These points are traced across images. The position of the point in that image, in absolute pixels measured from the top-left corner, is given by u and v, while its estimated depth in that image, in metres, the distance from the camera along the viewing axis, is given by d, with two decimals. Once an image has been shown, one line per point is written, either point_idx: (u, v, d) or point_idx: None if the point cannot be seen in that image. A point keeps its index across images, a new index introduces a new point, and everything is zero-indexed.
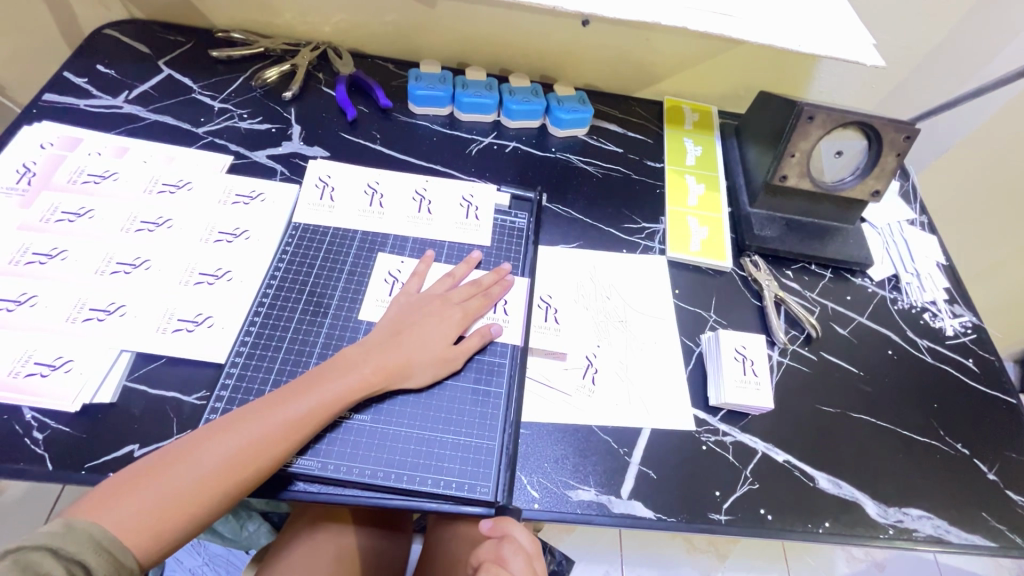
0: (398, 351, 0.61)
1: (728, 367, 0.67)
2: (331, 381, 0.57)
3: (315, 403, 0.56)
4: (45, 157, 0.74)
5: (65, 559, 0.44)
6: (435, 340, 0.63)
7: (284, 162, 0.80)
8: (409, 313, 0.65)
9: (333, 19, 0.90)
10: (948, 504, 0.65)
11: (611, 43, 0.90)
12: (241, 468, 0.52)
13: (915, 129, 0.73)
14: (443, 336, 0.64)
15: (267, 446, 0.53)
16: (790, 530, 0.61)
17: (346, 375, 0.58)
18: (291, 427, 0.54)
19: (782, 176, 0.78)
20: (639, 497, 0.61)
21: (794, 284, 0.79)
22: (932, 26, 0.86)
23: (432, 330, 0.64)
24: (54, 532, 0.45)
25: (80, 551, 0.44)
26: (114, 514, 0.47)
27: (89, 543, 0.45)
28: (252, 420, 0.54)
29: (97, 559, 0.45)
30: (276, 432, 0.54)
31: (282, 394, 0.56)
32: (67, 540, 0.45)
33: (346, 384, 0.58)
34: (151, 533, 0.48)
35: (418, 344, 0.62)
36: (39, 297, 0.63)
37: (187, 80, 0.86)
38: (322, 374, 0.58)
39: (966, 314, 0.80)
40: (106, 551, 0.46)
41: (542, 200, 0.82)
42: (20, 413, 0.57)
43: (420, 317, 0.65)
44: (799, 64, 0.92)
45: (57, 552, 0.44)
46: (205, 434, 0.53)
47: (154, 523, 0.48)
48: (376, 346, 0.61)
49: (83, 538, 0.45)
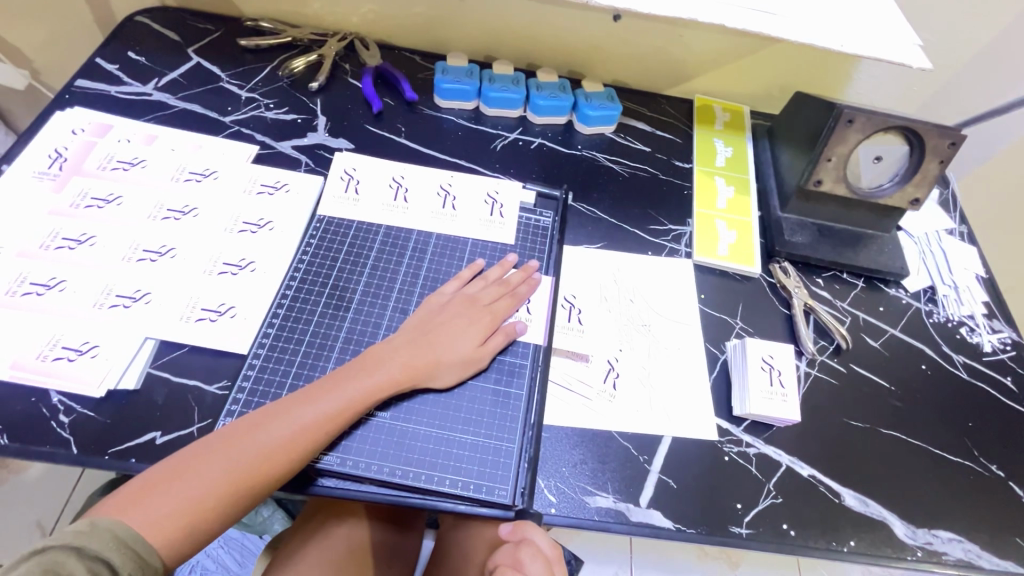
0: (423, 350, 0.61)
1: (755, 378, 0.65)
2: (357, 379, 0.57)
3: (341, 402, 0.56)
4: (76, 143, 0.74)
5: (88, 559, 0.44)
6: (462, 342, 0.63)
7: (309, 153, 0.80)
8: (440, 315, 0.65)
9: (361, 10, 0.90)
10: (981, 528, 0.62)
11: (641, 38, 0.88)
12: (268, 467, 0.52)
13: (960, 135, 0.70)
14: (471, 336, 0.63)
15: (294, 446, 0.53)
16: (813, 547, 0.59)
17: (374, 375, 0.58)
18: (317, 426, 0.54)
19: (816, 181, 0.76)
20: (657, 507, 0.59)
21: (824, 293, 0.77)
22: (982, 28, 0.83)
23: (460, 332, 0.63)
24: (79, 531, 0.45)
25: (103, 550, 0.45)
26: (143, 513, 0.47)
27: (113, 541, 0.45)
28: (279, 419, 0.54)
29: (122, 557, 0.45)
30: (303, 431, 0.53)
31: (308, 391, 0.56)
32: (90, 539, 0.45)
33: (374, 382, 0.57)
34: (179, 531, 0.48)
35: (446, 346, 0.62)
36: (67, 282, 0.64)
37: (215, 68, 0.86)
38: (349, 370, 0.58)
39: (1005, 330, 0.77)
40: (129, 548, 0.46)
41: (567, 199, 0.81)
42: (47, 396, 0.57)
43: (448, 318, 0.64)
44: (837, 65, 0.89)
45: (80, 551, 0.44)
46: (231, 432, 0.53)
47: (181, 521, 0.48)
48: (404, 345, 0.61)
49: (107, 537, 0.45)
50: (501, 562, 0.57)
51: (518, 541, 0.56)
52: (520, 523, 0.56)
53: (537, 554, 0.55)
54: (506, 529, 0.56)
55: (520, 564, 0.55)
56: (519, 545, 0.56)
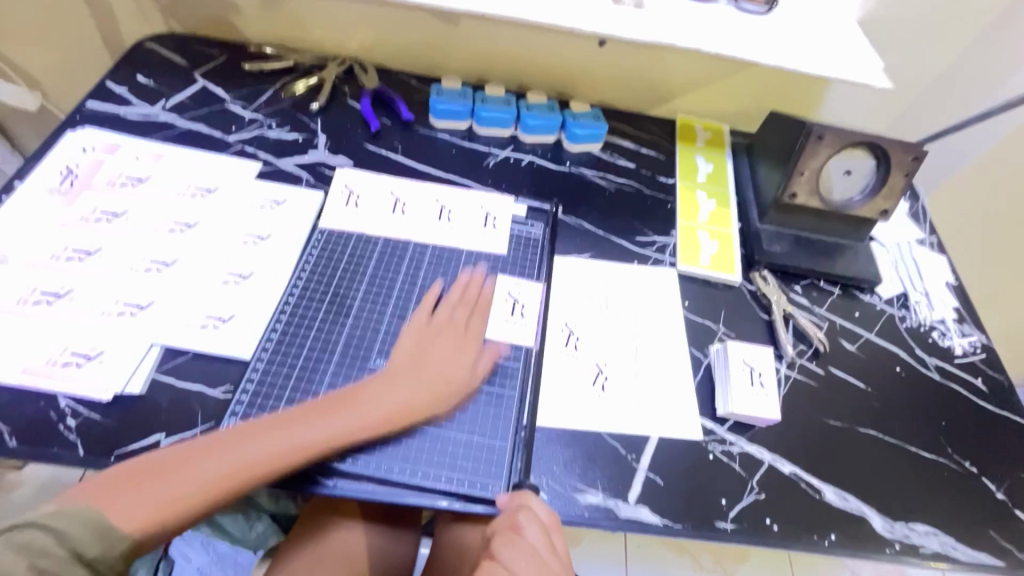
0: (420, 380, 0.63)
1: (736, 378, 0.69)
2: (353, 408, 0.59)
3: (335, 428, 0.57)
4: (86, 160, 0.78)
5: (58, 537, 0.45)
6: (455, 370, 0.65)
7: (310, 169, 0.84)
8: (435, 340, 0.66)
9: (360, 36, 0.95)
10: (956, 521, 0.65)
11: (625, 61, 0.93)
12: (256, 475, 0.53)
13: (922, 149, 0.74)
14: (460, 364, 0.66)
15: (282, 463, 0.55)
16: (796, 541, 0.61)
17: (368, 403, 0.60)
18: (308, 448, 0.56)
19: (791, 194, 0.80)
20: (645, 503, 0.62)
21: (803, 300, 0.80)
22: (941, 51, 0.89)
23: (453, 359, 0.65)
24: (48, 513, 0.46)
25: (75, 530, 0.45)
26: (122, 504, 0.48)
27: (86, 525, 0.46)
28: (270, 435, 0.55)
29: (93, 540, 0.46)
30: (294, 450, 0.55)
31: (306, 408, 0.58)
32: (57, 519, 0.45)
33: (370, 408, 0.60)
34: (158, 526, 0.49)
35: (440, 374, 0.64)
36: (76, 291, 0.66)
37: (220, 90, 0.91)
38: (350, 394, 0.60)
39: (975, 334, 0.81)
40: (101, 533, 0.46)
41: (557, 212, 0.85)
42: (55, 400, 0.60)
43: (442, 343, 0.66)
44: (810, 86, 0.94)
45: (50, 531, 0.45)
46: (219, 441, 0.54)
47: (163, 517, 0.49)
48: (402, 375, 0.63)
49: (80, 520, 0.46)
50: (498, 531, 0.56)
51: (516, 508, 0.57)
52: (518, 493, 0.59)
53: (535, 518, 0.56)
54: (505, 497, 0.58)
55: (518, 525, 0.55)
56: (518, 509, 0.57)
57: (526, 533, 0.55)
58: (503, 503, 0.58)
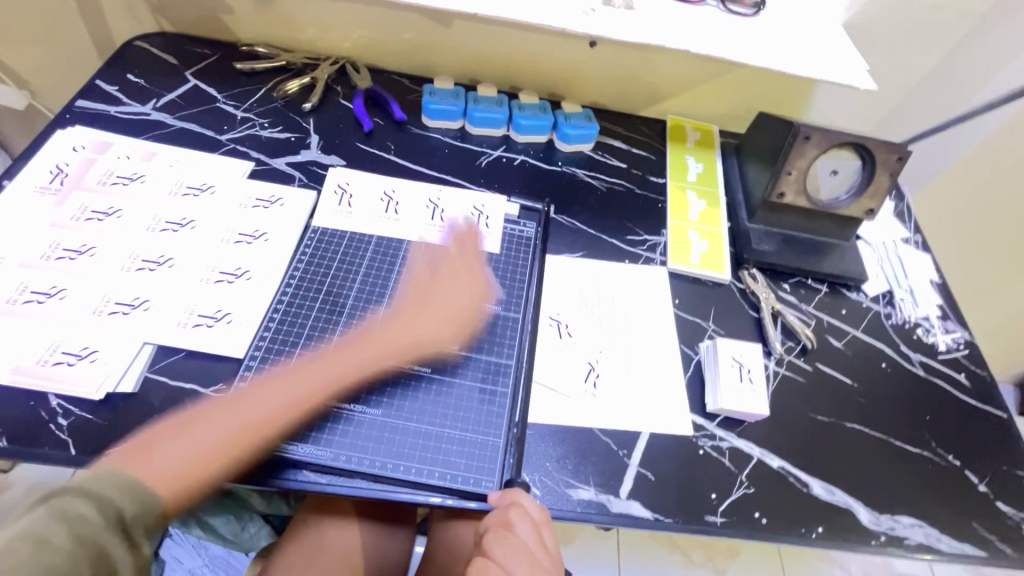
0: (410, 329, 0.69)
1: (726, 375, 0.70)
2: (347, 358, 0.65)
3: (329, 375, 0.64)
4: (77, 159, 0.77)
5: (96, 501, 0.48)
6: (444, 312, 0.71)
7: (302, 169, 0.84)
8: (430, 291, 0.73)
9: (352, 36, 0.95)
10: (940, 514, 0.66)
11: (616, 62, 0.94)
12: (257, 436, 0.59)
13: (906, 150, 0.76)
14: (449, 309, 0.72)
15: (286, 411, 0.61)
16: (784, 534, 0.63)
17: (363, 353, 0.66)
18: (308, 396, 0.62)
19: (779, 193, 0.81)
20: (636, 497, 0.62)
21: (791, 297, 0.82)
22: (925, 53, 0.91)
23: (445, 302, 0.72)
24: (87, 478, 0.49)
25: (110, 493, 0.49)
26: (149, 463, 0.54)
27: (122, 484, 0.50)
28: (268, 393, 0.62)
29: (127, 500, 0.50)
30: (294, 400, 0.62)
31: (303, 368, 0.64)
32: (91, 486, 0.49)
33: (337, 360, 0.65)
34: (176, 484, 0.54)
35: (428, 320, 0.70)
36: (68, 291, 0.66)
37: (212, 90, 0.90)
38: (344, 351, 0.66)
39: (958, 330, 0.83)
40: (135, 492, 0.51)
41: (549, 211, 0.85)
42: (46, 400, 0.59)
43: (433, 291, 0.73)
44: (797, 88, 0.96)
45: (87, 496, 0.48)
46: (226, 404, 0.60)
47: (180, 479, 0.55)
48: (385, 324, 0.69)
49: (113, 482, 0.50)
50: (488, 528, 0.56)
51: (507, 504, 0.57)
52: (509, 490, 0.58)
53: (526, 515, 0.56)
54: (496, 496, 0.58)
55: (510, 521, 0.55)
56: (509, 507, 0.56)
57: (517, 530, 0.55)
58: (495, 501, 0.58)
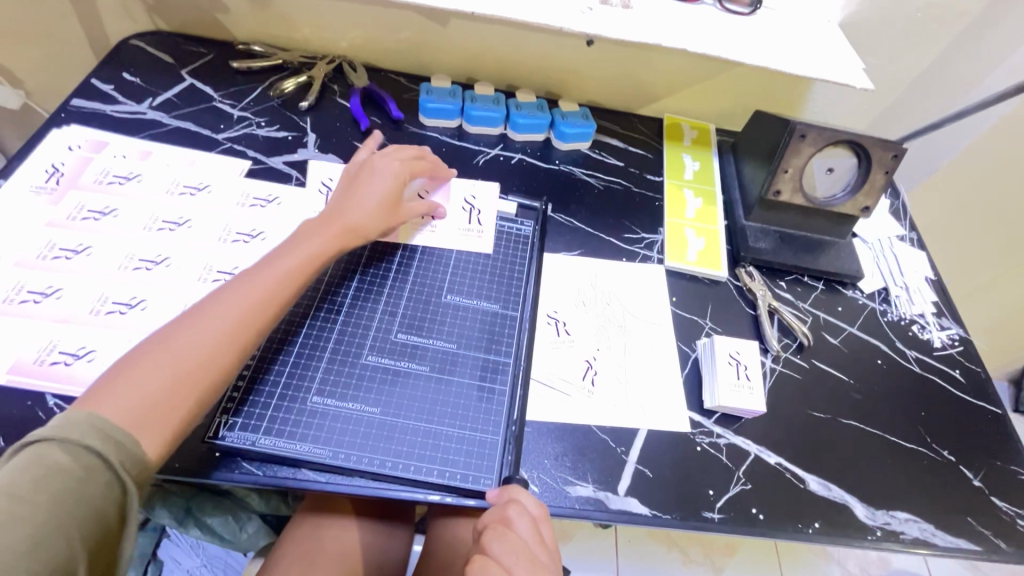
0: (347, 209, 0.70)
1: (723, 372, 0.70)
2: (288, 265, 0.62)
3: (275, 279, 0.61)
4: (73, 158, 0.77)
5: (77, 449, 0.44)
6: (376, 190, 0.72)
7: (299, 168, 0.84)
8: (355, 186, 0.72)
9: (349, 35, 0.95)
10: (936, 509, 0.67)
11: (613, 61, 0.94)
12: (238, 341, 0.56)
13: (901, 148, 0.76)
14: (375, 193, 0.72)
15: (245, 327, 0.56)
16: (781, 530, 0.63)
17: (301, 254, 0.64)
18: (262, 301, 0.59)
19: (775, 191, 0.82)
20: (634, 494, 0.63)
21: (787, 295, 0.82)
22: (921, 51, 0.91)
23: (365, 190, 0.72)
24: (61, 423, 0.44)
25: (88, 438, 0.44)
26: (114, 404, 0.48)
27: (94, 429, 0.45)
28: (220, 307, 0.56)
29: (107, 445, 0.45)
30: (252, 304, 0.58)
31: (244, 281, 0.59)
32: (74, 431, 0.44)
33: (290, 257, 0.63)
34: (150, 419, 0.49)
35: (362, 199, 0.71)
36: (64, 290, 0.66)
37: (208, 89, 0.90)
38: (282, 261, 0.62)
39: (953, 327, 0.83)
40: (114, 438, 0.45)
41: (547, 209, 0.85)
42: (43, 400, 0.59)
43: (355, 186, 0.72)
44: (794, 87, 0.96)
45: (67, 443, 0.44)
46: (179, 329, 0.54)
47: (159, 415, 0.49)
48: (324, 219, 0.68)
49: (87, 427, 0.45)
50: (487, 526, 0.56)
51: (506, 501, 0.57)
52: (507, 487, 0.58)
53: (525, 513, 0.56)
54: (495, 493, 0.58)
55: (508, 518, 0.55)
56: (508, 504, 0.56)
57: (517, 527, 0.55)
58: (494, 498, 0.58)
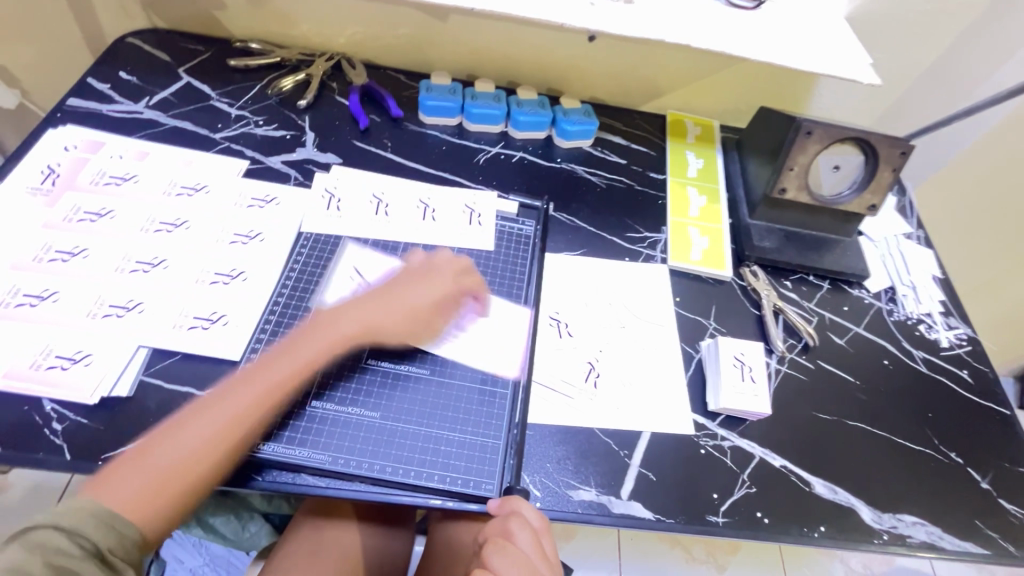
0: (381, 306, 0.66)
1: (727, 374, 0.69)
2: (309, 347, 0.61)
3: (294, 367, 0.59)
4: (68, 159, 0.76)
5: (75, 537, 0.45)
6: (412, 300, 0.67)
7: (298, 167, 0.83)
8: (397, 284, 0.68)
9: (348, 31, 0.94)
10: (943, 512, 0.66)
11: (616, 57, 0.93)
12: (244, 433, 0.55)
13: (909, 145, 0.75)
14: (415, 296, 0.67)
15: (253, 412, 0.56)
16: (786, 533, 0.62)
17: (323, 335, 0.62)
18: (275, 391, 0.57)
19: (780, 189, 0.80)
20: (638, 498, 0.62)
21: (792, 294, 0.81)
22: (929, 45, 0.89)
23: (408, 294, 0.67)
24: (60, 511, 0.46)
25: (87, 528, 0.46)
26: (117, 490, 0.48)
27: (93, 518, 0.46)
28: (234, 391, 0.56)
29: (103, 534, 0.46)
30: (264, 393, 0.57)
31: (262, 363, 0.59)
32: (73, 518, 0.46)
33: (311, 347, 0.61)
34: (152, 506, 0.49)
35: (399, 304, 0.66)
36: (61, 294, 0.65)
37: (205, 87, 0.89)
38: (304, 341, 0.61)
39: (960, 326, 0.82)
40: (112, 526, 0.47)
41: (548, 209, 0.84)
42: (39, 404, 0.59)
43: (398, 283, 0.68)
44: (799, 82, 0.95)
45: (66, 531, 0.45)
46: (193, 410, 0.55)
47: (158, 502, 0.49)
48: (357, 305, 0.65)
49: (87, 515, 0.46)
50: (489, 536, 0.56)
51: (506, 514, 0.57)
52: (508, 498, 0.58)
53: (526, 526, 0.55)
54: (495, 503, 0.58)
55: (510, 532, 0.55)
56: (509, 517, 0.56)
57: (517, 540, 0.55)
58: (495, 509, 0.57)
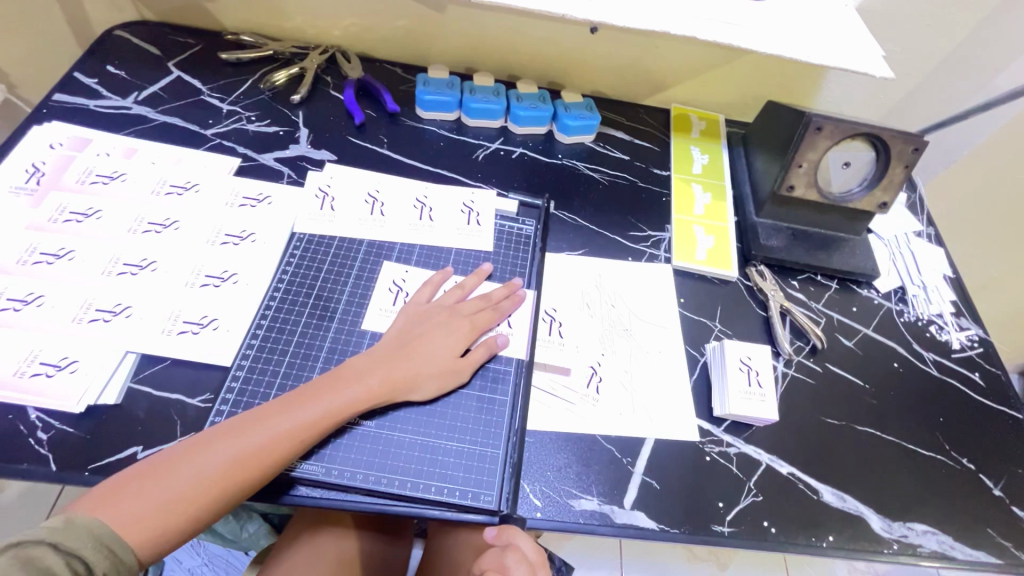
0: (403, 362, 0.61)
1: (733, 379, 0.67)
2: (334, 392, 0.57)
3: (318, 414, 0.56)
4: (54, 157, 0.74)
5: (66, 555, 0.44)
6: (440, 353, 0.63)
7: (291, 164, 0.80)
8: (426, 332, 0.64)
9: (342, 23, 0.91)
10: (955, 520, 0.64)
11: (618, 49, 0.90)
12: (257, 473, 0.52)
13: (922, 140, 0.72)
14: (446, 346, 0.64)
15: (269, 454, 0.53)
16: (793, 543, 0.60)
17: (351, 386, 0.58)
18: (296, 436, 0.54)
19: (788, 187, 0.78)
20: (641, 507, 0.60)
21: (799, 295, 0.79)
22: (942, 36, 0.86)
23: (438, 342, 0.64)
24: (55, 528, 0.45)
25: (80, 547, 0.45)
26: (120, 512, 0.47)
27: (90, 539, 0.45)
28: (254, 427, 0.54)
29: (97, 555, 0.45)
30: (284, 436, 0.54)
31: (286, 402, 0.56)
32: (68, 535, 0.45)
33: (336, 395, 0.57)
34: (154, 530, 0.48)
35: (424, 357, 0.62)
36: (46, 297, 0.63)
37: (196, 82, 0.87)
38: (329, 385, 0.58)
39: (972, 327, 0.80)
40: (108, 548, 0.46)
41: (549, 207, 0.82)
42: (24, 413, 0.57)
43: (426, 330, 0.64)
44: (807, 75, 0.92)
45: (57, 547, 0.44)
46: (208, 437, 0.53)
47: (159, 527, 0.48)
48: (384, 357, 0.61)
49: (83, 535, 0.45)
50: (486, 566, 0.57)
51: (504, 545, 0.56)
52: (505, 527, 0.56)
53: (522, 559, 0.56)
54: (491, 534, 0.56)
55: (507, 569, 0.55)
56: (506, 550, 0.56)
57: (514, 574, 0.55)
58: (492, 539, 0.56)
